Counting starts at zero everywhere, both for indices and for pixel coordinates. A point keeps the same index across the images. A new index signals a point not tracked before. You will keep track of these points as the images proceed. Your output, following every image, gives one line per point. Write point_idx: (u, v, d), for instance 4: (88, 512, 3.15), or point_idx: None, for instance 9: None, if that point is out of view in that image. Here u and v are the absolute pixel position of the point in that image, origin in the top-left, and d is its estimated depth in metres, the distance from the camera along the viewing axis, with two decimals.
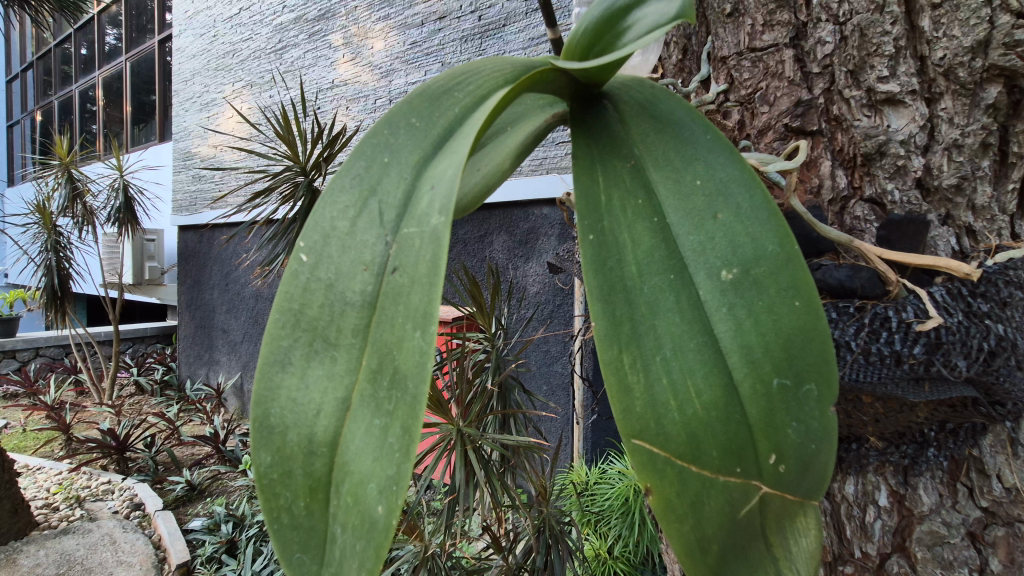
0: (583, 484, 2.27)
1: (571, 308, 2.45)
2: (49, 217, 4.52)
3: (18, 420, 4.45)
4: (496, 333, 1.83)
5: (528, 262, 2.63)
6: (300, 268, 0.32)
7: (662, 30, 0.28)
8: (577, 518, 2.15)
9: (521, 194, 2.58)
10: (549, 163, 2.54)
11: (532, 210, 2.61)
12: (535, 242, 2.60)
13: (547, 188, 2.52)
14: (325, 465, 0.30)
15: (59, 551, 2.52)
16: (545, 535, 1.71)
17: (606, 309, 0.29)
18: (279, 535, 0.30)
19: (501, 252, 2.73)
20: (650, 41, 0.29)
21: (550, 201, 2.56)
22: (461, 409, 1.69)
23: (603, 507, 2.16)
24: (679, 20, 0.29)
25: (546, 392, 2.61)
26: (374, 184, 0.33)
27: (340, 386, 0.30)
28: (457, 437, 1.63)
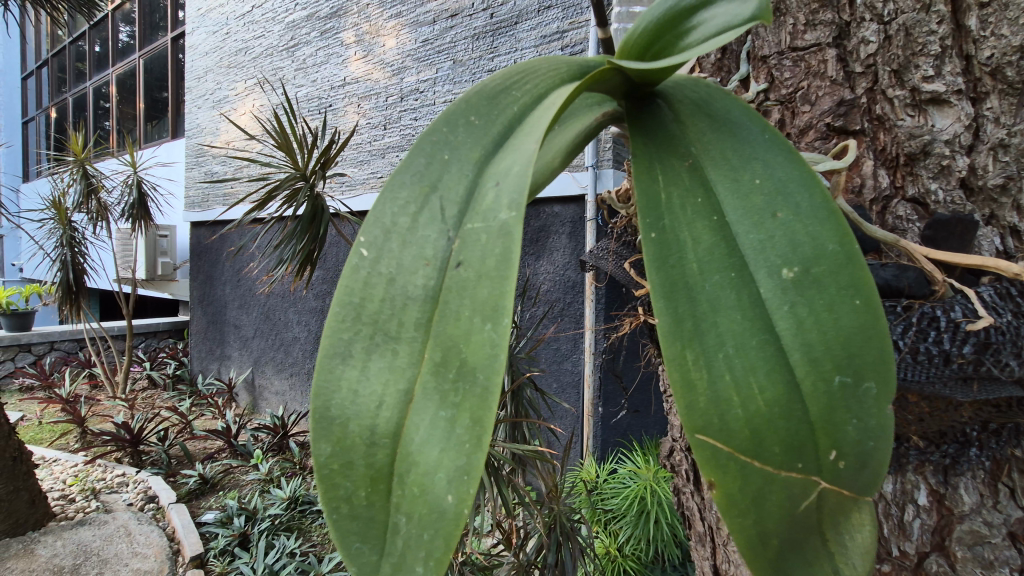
0: (593, 482, 2.29)
1: (582, 307, 2.46)
2: (64, 213, 4.56)
3: (33, 412, 4.51)
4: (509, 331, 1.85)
5: (539, 260, 2.64)
6: (360, 262, 0.32)
7: (736, 31, 0.29)
8: (588, 516, 2.15)
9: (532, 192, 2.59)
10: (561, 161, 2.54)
11: (543, 208, 2.61)
12: (546, 240, 2.60)
13: (558, 186, 2.52)
14: (387, 456, 0.31)
15: (76, 542, 2.55)
16: (556, 532, 1.70)
17: (669, 307, 0.29)
18: (338, 524, 0.30)
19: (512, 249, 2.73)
20: (725, 40, 0.30)
21: (561, 199, 2.56)
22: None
23: (613, 505, 2.17)
24: (753, 22, 0.30)
25: (557, 390, 2.61)
26: (434, 180, 0.33)
27: (401, 378, 0.31)
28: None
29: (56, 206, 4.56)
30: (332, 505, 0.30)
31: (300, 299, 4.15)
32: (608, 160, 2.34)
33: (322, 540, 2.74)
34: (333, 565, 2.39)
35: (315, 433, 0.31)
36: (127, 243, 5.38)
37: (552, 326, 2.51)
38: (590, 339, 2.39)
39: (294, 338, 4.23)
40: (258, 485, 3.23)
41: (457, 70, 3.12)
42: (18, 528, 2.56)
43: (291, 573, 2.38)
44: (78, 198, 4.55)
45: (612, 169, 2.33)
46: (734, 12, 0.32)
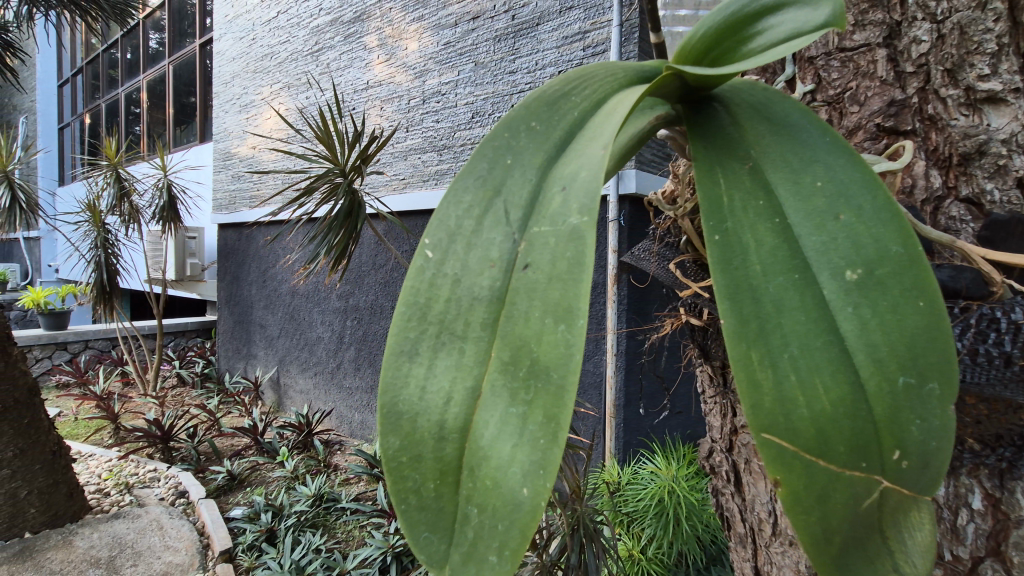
0: (615, 484, 2.28)
1: (604, 307, 2.46)
2: (99, 215, 4.71)
3: (69, 409, 4.65)
4: None
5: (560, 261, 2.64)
6: (425, 263, 0.34)
7: (809, 40, 0.30)
8: (610, 517, 2.12)
9: None
10: None
11: None
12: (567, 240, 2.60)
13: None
14: (456, 450, 0.32)
15: (111, 535, 2.63)
16: (579, 533, 1.70)
17: (733, 307, 0.30)
18: (406, 516, 0.32)
19: None
20: (793, 46, 0.30)
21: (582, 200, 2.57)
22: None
23: (636, 507, 2.15)
24: (826, 29, 0.31)
25: (578, 390, 2.61)
26: (498, 185, 0.34)
27: (468, 375, 0.32)
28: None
29: (92, 209, 4.71)
30: (400, 498, 0.32)
31: (324, 299, 4.22)
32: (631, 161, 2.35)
33: (346, 537, 2.78)
34: (357, 562, 2.43)
35: (383, 428, 0.32)
36: (157, 245, 5.53)
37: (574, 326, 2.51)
38: (612, 341, 2.40)
39: (317, 338, 4.30)
40: (284, 482, 3.30)
41: (479, 72, 3.14)
42: (56, 520, 2.61)
43: (316, 568, 2.42)
44: (112, 201, 4.69)
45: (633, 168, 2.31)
46: (801, 18, 0.33)
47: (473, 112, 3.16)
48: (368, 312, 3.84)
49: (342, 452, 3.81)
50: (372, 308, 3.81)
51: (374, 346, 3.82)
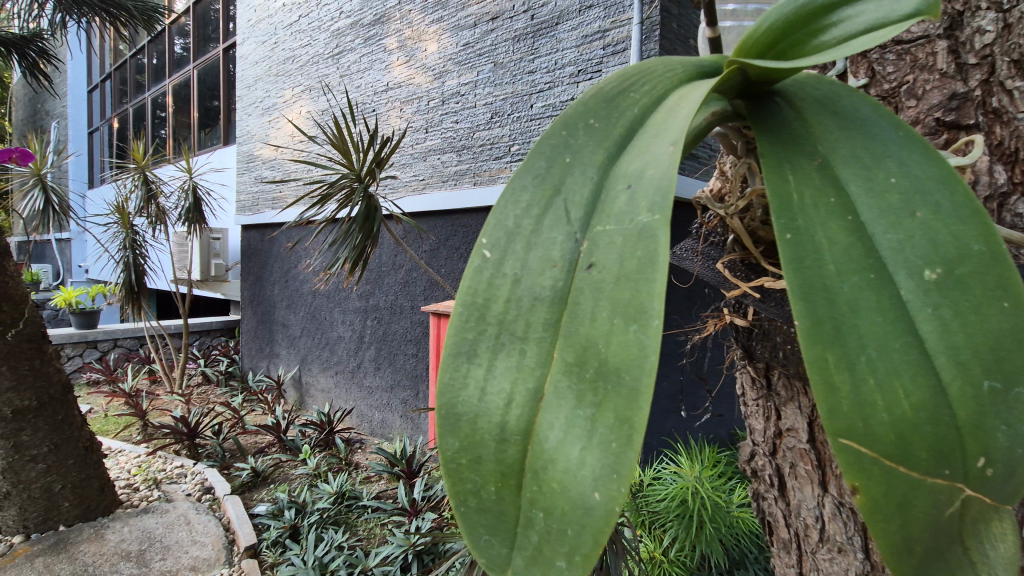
0: (637, 485, 2.26)
1: None
2: (127, 216, 4.83)
3: (100, 406, 4.79)
4: None
5: None
6: (482, 264, 0.33)
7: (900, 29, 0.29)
8: (633, 519, 2.10)
9: None
10: None
11: None
12: None
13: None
14: (517, 452, 0.31)
15: (141, 529, 2.69)
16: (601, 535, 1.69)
17: (807, 308, 0.29)
18: (467, 517, 0.32)
19: None
20: (879, 36, 0.30)
21: None
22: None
23: (657, 509, 2.14)
24: (918, 17, 0.30)
25: None
26: (557, 183, 0.34)
27: (530, 376, 0.32)
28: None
29: (120, 211, 4.84)
30: (461, 498, 0.32)
31: (344, 299, 4.27)
32: None
33: (368, 534, 2.82)
34: (379, 559, 2.46)
35: (442, 429, 0.33)
36: (183, 246, 5.65)
37: None
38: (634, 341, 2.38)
39: (338, 337, 4.36)
40: (307, 479, 3.35)
41: (498, 72, 3.15)
42: (88, 514, 2.67)
43: (339, 565, 2.46)
44: (139, 203, 4.80)
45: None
46: (883, 9, 0.32)
47: (492, 112, 3.17)
48: (388, 312, 3.89)
49: (363, 450, 3.85)
50: (393, 307, 3.85)
51: (394, 345, 3.86)
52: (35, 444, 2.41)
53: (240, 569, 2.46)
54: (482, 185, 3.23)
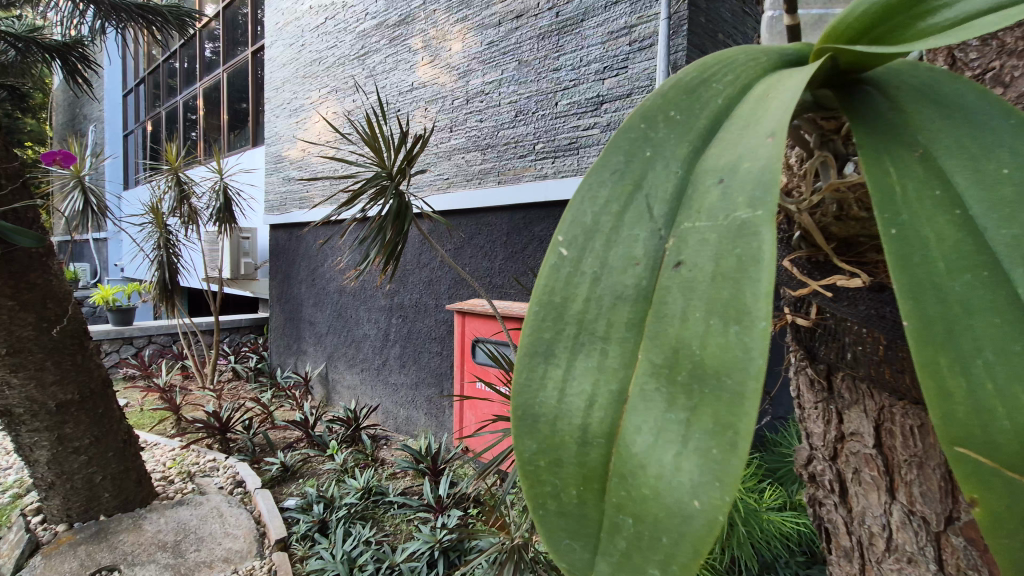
0: None
1: None
2: (161, 216, 4.97)
3: (136, 400, 4.94)
4: None
5: None
6: (559, 263, 0.32)
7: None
8: None
9: None
10: None
11: None
12: None
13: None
14: (600, 455, 0.30)
15: (176, 520, 2.75)
16: None
17: (916, 308, 0.27)
18: (546, 521, 0.31)
19: None
20: (1005, 16, 0.30)
21: None
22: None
23: None
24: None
25: None
26: (638, 178, 0.33)
27: (613, 378, 0.31)
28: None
29: (155, 211, 4.97)
30: (539, 501, 0.32)
31: (370, 297, 4.32)
32: None
33: (394, 530, 2.84)
34: (406, 555, 2.48)
35: (518, 431, 0.32)
36: (214, 245, 5.79)
37: None
38: None
39: (364, 335, 4.40)
40: (334, 474, 3.39)
41: (522, 70, 3.15)
42: (127, 505, 2.75)
43: (367, 560, 2.48)
44: (173, 202, 4.94)
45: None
46: None
47: (517, 110, 3.17)
48: (413, 310, 3.93)
49: (388, 446, 3.90)
50: (417, 306, 3.89)
51: (419, 343, 3.89)
52: (78, 437, 2.49)
53: (272, 561, 2.50)
54: (507, 184, 3.23)
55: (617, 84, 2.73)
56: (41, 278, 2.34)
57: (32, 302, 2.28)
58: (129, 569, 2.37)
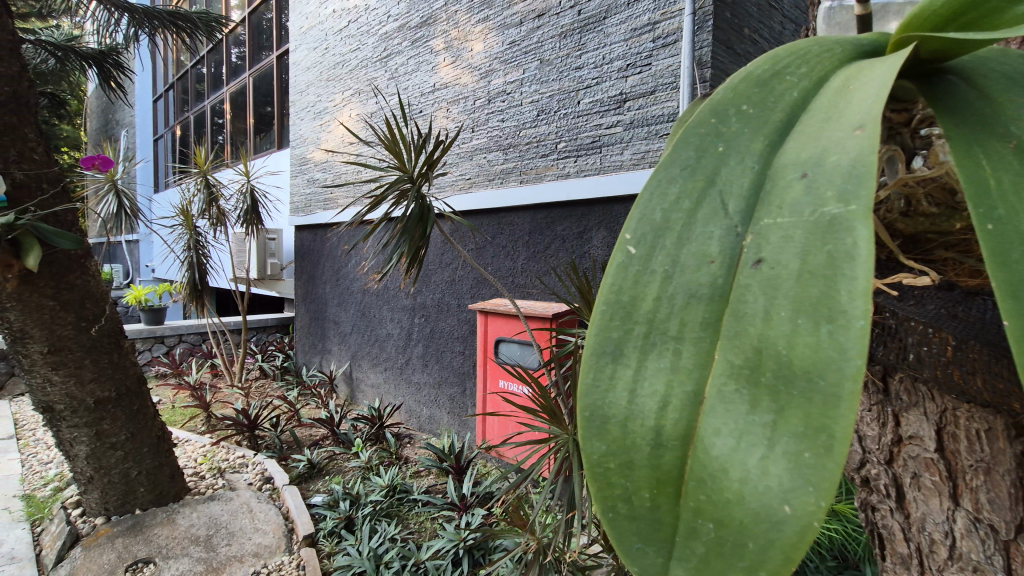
0: None
1: None
2: (191, 218, 5.10)
3: (167, 397, 5.07)
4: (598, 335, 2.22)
5: None
6: (627, 261, 0.32)
7: None
8: None
9: (620, 187, 2.76)
10: (651, 157, 2.66)
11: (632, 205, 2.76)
12: None
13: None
14: (676, 458, 0.30)
15: (208, 515, 2.81)
16: None
17: (1021, 307, 0.26)
18: (617, 525, 0.31)
19: (601, 247, 2.91)
20: None
21: None
22: (570, 419, 2.03)
23: None
24: None
25: None
26: (710, 174, 0.32)
27: (687, 379, 0.30)
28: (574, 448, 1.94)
29: (184, 213, 5.09)
30: (608, 505, 0.31)
31: (393, 297, 4.36)
32: None
33: (419, 527, 2.86)
34: (431, 553, 2.50)
35: (586, 431, 0.31)
36: (241, 246, 5.91)
37: None
38: None
39: (387, 335, 4.44)
40: (359, 472, 3.43)
41: (544, 69, 3.14)
42: (162, 499, 2.82)
43: (393, 557, 2.50)
44: (202, 205, 5.06)
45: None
46: None
47: (539, 109, 3.16)
48: (435, 310, 3.95)
49: (412, 445, 3.94)
50: (439, 306, 3.91)
51: (441, 343, 3.92)
52: (114, 432, 2.57)
53: (301, 557, 2.54)
54: (529, 183, 3.22)
55: (641, 81, 2.70)
56: (80, 279, 2.42)
57: (71, 302, 2.36)
58: (164, 561, 2.43)
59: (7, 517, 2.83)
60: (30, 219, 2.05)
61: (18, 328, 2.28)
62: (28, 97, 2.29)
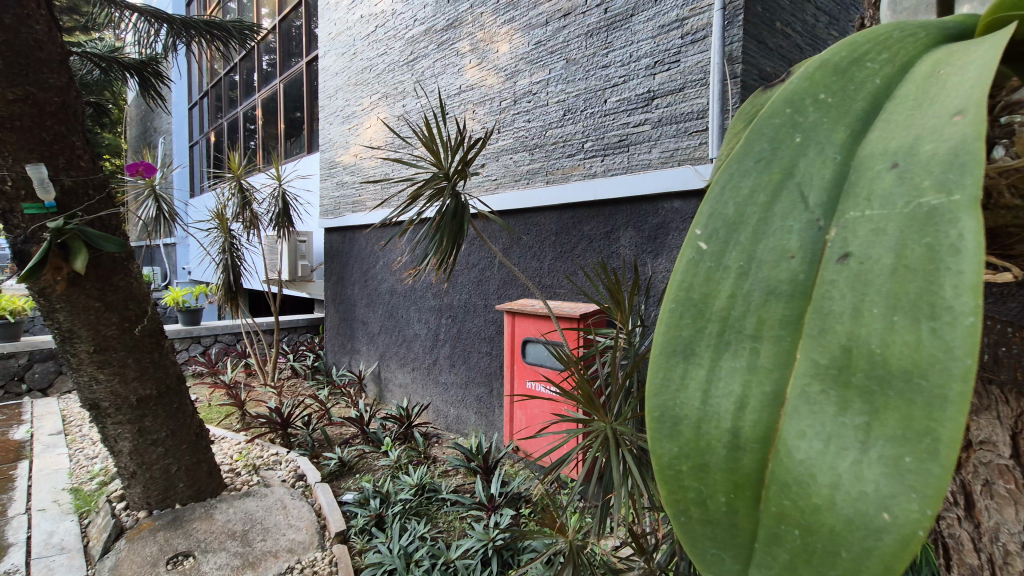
0: None
1: None
2: (226, 222, 5.24)
3: (204, 395, 5.23)
4: (633, 329, 2.17)
5: (657, 257, 2.76)
6: (698, 257, 0.31)
7: None
8: None
9: (651, 186, 2.71)
10: (682, 155, 2.61)
11: (661, 204, 2.73)
12: (665, 237, 2.72)
13: (679, 178, 2.60)
14: (755, 461, 0.29)
15: (243, 511, 2.88)
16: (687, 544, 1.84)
17: None
18: (689, 528, 0.30)
19: (629, 247, 2.89)
20: None
21: (681, 194, 2.65)
22: (608, 407, 1.96)
23: None
24: None
25: None
26: (788, 166, 0.31)
27: (767, 379, 0.28)
28: (612, 436, 1.88)
29: (219, 217, 5.24)
30: (680, 508, 0.30)
31: (421, 298, 4.39)
32: None
33: (448, 526, 2.88)
34: (460, 552, 2.51)
35: (656, 433, 0.30)
36: (274, 248, 6.05)
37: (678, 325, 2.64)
38: None
39: (414, 335, 4.48)
40: (389, 471, 3.47)
41: (570, 69, 3.12)
42: (200, 494, 2.90)
43: (423, 555, 2.52)
44: (236, 208, 5.20)
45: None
46: None
47: (565, 109, 3.14)
48: (462, 311, 3.97)
49: (439, 444, 3.97)
50: (467, 306, 3.93)
51: (468, 343, 3.94)
52: (156, 429, 2.66)
53: (333, 553, 2.58)
54: (556, 183, 3.21)
55: (669, 78, 2.66)
56: (124, 281, 2.50)
57: (115, 303, 2.45)
58: (202, 555, 2.50)
59: (58, 509, 2.96)
60: (79, 224, 2.15)
61: (67, 328, 2.38)
62: (75, 106, 2.38)
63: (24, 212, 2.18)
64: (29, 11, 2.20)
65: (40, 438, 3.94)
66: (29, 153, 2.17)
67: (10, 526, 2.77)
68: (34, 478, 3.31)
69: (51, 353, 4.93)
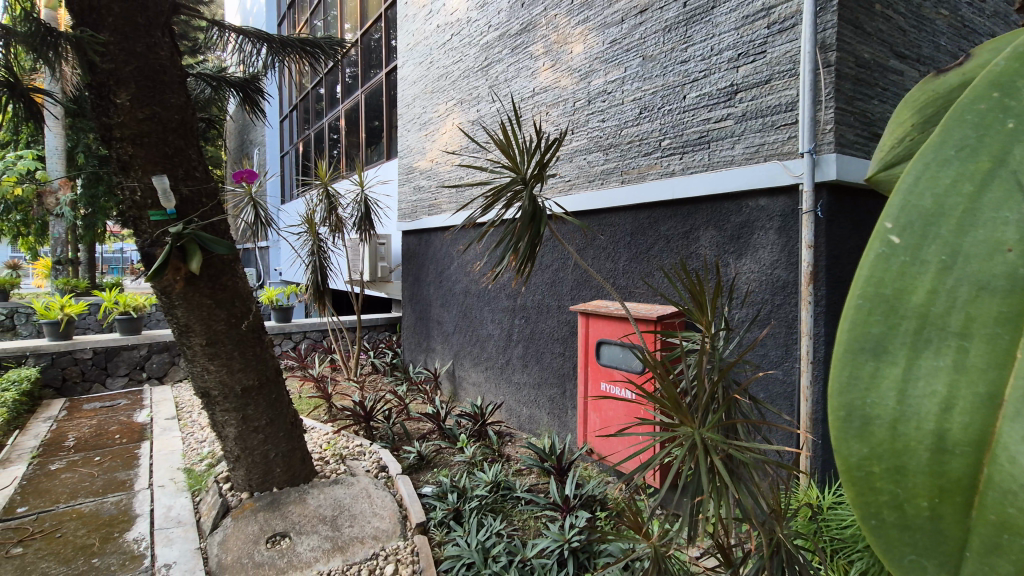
0: (814, 507, 2.21)
1: (794, 310, 2.43)
2: (315, 226, 5.60)
3: (295, 388, 5.61)
4: (718, 334, 2.08)
5: (740, 257, 2.64)
6: (887, 253, 0.18)
7: None
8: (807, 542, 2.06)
9: (735, 183, 2.61)
10: (768, 150, 2.49)
11: (745, 202, 2.61)
12: (749, 236, 2.60)
13: (766, 175, 2.48)
14: (966, 467, 0.17)
15: (332, 497, 3.03)
16: (780, 557, 1.75)
17: None
18: (879, 533, 0.19)
19: (709, 246, 2.79)
20: None
21: (767, 192, 2.53)
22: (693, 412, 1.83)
23: (835, 537, 2.06)
24: None
25: (766, 399, 2.56)
26: (1003, 147, 0.18)
27: (982, 376, 0.17)
28: (701, 443, 1.76)
29: (310, 222, 5.61)
30: (868, 509, 0.19)
31: (494, 299, 4.47)
32: (830, 144, 2.29)
33: (523, 525, 2.90)
34: (537, 551, 2.52)
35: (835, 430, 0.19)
36: (357, 250, 6.38)
37: (762, 330, 2.53)
38: (806, 347, 2.34)
39: (488, 335, 4.57)
40: (465, 466, 3.56)
41: (647, 66, 3.06)
42: (295, 480, 3.10)
43: (500, 551, 2.55)
44: (324, 213, 5.54)
45: (833, 153, 2.28)
46: None
47: (641, 108, 3.09)
48: (536, 311, 3.99)
49: (513, 443, 4.03)
50: (540, 307, 3.94)
51: (542, 343, 3.95)
52: (257, 417, 2.88)
53: (414, 543, 2.70)
54: (631, 183, 3.16)
55: (754, 71, 2.53)
56: (231, 280, 2.74)
57: (223, 300, 2.69)
58: (297, 536, 2.69)
59: (174, 486, 3.28)
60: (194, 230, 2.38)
61: (183, 323, 2.64)
62: (193, 123, 2.63)
63: (151, 218, 2.45)
64: (157, 39, 2.46)
65: (158, 422, 4.40)
66: (154, 166, 2.44)
67: (136, 499, 3.12)
68: (154, 457, 3.70)
69: (166, 346, 5.48)
